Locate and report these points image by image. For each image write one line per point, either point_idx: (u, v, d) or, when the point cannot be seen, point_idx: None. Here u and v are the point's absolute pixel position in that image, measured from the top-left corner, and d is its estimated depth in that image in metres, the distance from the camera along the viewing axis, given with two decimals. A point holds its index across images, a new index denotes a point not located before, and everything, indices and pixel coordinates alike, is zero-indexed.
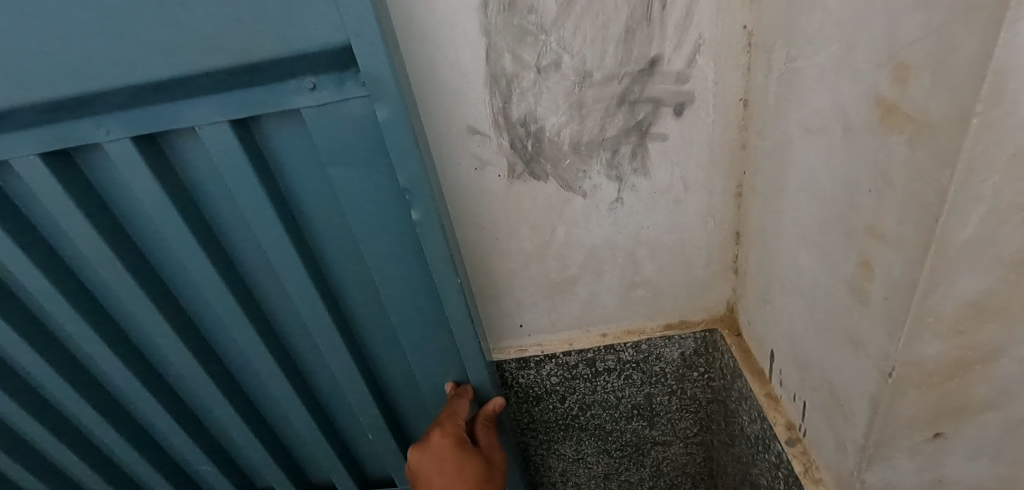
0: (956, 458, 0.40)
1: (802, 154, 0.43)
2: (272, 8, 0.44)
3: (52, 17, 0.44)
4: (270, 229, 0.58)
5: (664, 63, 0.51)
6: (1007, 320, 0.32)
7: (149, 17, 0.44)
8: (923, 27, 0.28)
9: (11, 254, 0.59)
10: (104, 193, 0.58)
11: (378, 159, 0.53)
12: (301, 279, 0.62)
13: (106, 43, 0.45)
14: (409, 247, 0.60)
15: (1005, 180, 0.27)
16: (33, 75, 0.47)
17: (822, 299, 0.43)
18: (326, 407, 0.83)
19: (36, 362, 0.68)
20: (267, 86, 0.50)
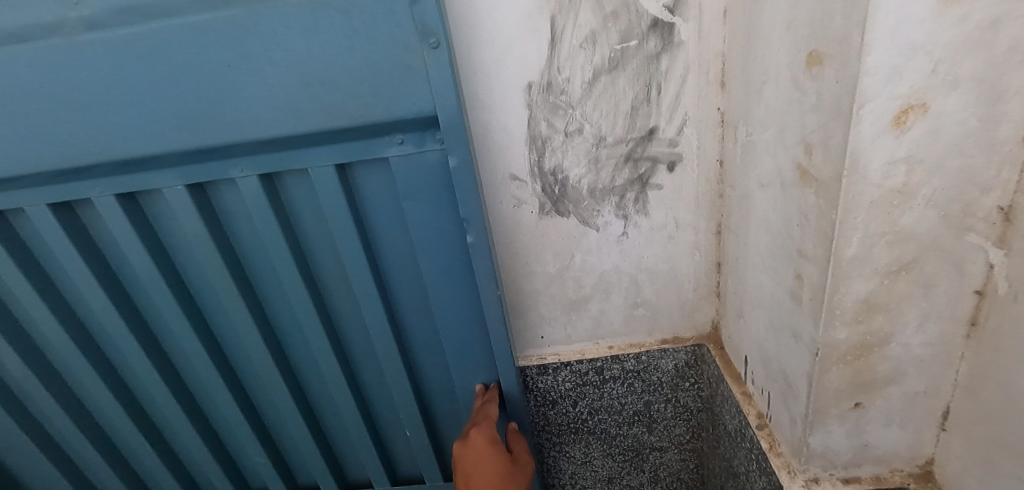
0: (873, 423, 0.54)
1: (759, 201, 0.60)
2: (381, 89, 0.63)
3: (230, 89, 0.64)
4: (348, 244, 0.76)
5: (660, 132, 0.69)
6: (887, 313, 0.47)
7: (295, 91, 0.64)
8: (816, 124, 0.45)
9: (139, 255, 0.79)
10: (221, 212, 0.78)
11: (444, 196, 0.71)
12: (366, 285, 0.80)
13: (262, 107, 0.65)
14: (457, 264, 0.77)
15: (868, 217, 0.43)
16: (206, 126, 0.67)
17: (775, 307, 0.59)
18: (366, 400, 0.99)
19: (133, 342, 0.88)
20: (365, 141, 0.68)
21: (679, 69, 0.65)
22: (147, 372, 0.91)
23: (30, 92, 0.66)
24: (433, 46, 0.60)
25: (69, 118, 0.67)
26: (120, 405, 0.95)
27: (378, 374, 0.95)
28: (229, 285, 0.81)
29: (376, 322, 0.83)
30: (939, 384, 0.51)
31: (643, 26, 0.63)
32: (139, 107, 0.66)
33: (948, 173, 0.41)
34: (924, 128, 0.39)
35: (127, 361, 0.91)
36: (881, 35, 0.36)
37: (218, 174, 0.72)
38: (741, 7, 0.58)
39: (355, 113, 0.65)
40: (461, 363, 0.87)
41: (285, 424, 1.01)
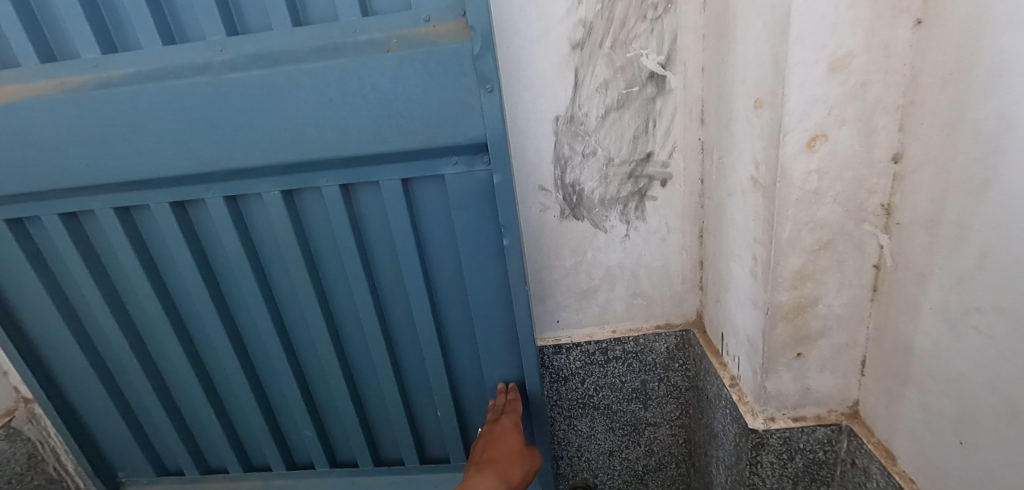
0: (812, 370, 0.73)
1: (727, 206, 0.80)
2: (445, 123, 0.85)
3: (330, 120, 0.86)
4: (404, 237, 0.98)
5: (655, 155, 0.90)
6: (814, 280, 0.67)
7: (380, 123, 0.86)
8: (759, 147, 0.66)
9: (232, 241, 1.03)
10: (302, 212, 1.02)
11: (486, 205, 0.93)
12: (415, 270, 1.02)
13: (351, 134, 0.87)
14: (491, 257, 0.98)
15: (796, 211, 0.63)
16: (307, 146, 0.89)
17: (740, 285, 0.79)
18: (402, 374, 1.18)
19: (212, 310, 1.11)
20: (426, 161, 0.91)
21: (669, 109, 0.87)
22: (221, 341, 1.14)
23: (180, 114, 0.89)
24: (488, 91, 0.81)
25: (206, 133, 0.90)
26: (195, 365, 1.17)
27: (416, 349, 1.15)
28: (301, 270, 1.05)
29: (419, 304, 1.05)
30: (857, 338, 0.70)
31: (643, 77, 0.85)
32: (257, 128, 0.88)
33: (846, 180, 0.61)
34: (827, 150, 0.60)
35: (208, 329, 1.13)
36: (795, 89, 0.57)
37: (311, 181, 0.95)
38: (713, 65, 0.80)
39: (422, 142, 0.87)
40: (489, 341, 1.06)
41: (332, 391, 1.21)
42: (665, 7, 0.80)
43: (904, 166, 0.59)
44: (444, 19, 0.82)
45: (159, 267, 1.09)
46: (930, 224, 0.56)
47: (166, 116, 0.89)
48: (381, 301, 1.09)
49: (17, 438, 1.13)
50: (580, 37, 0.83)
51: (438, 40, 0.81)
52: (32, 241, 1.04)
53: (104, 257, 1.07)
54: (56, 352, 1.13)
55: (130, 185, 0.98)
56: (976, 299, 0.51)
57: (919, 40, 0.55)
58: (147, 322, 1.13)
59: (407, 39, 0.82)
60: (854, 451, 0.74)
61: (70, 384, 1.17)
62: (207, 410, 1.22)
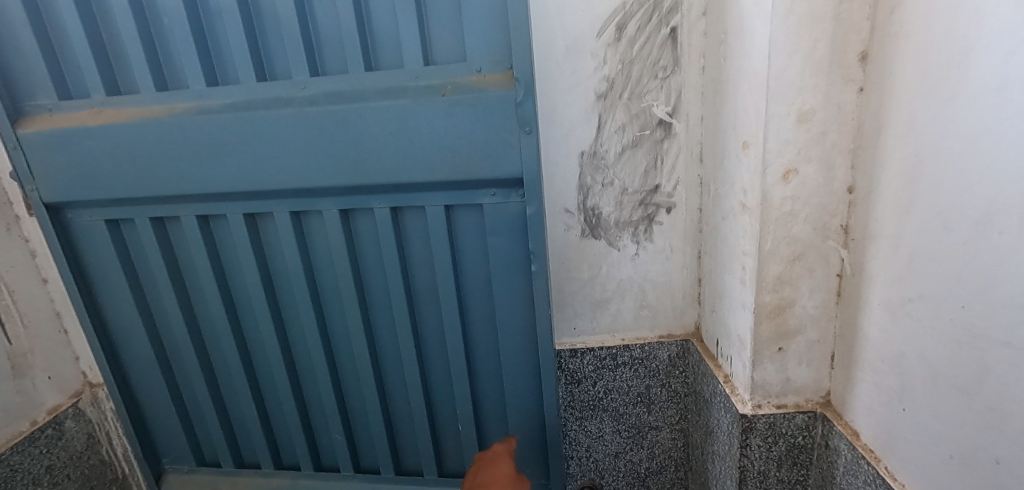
0: (791, 362, 0.88)
1: (722, 229, 0.98)
2: (488, 158, 0.91)
3: (384, 149, 0.93)
4: (444, 265, 1.03)
5: (661, 187, 1.09)
6: (792, 285, 0.84)
7: (429, 155, 0.92)
8: (746, 178, 0.84)
9: (293, 254, 1.08)
10: (355, 232, 1.05)
11: (520, 237, 0.99)
12: (449, 291, 1.05)
13: (401, 163, 0.93)
14: (519, 288, 1.03)
15: (775, 227, 0.81)
16: (359, 172, 0.95)
17: (732, 293, 0.95)
18: (431, 401, 1.19)
19: (268, 324, 1.15)
20: (468, 192, 0.97)
21: (674, 149, 1.06)
22: (274, 353, 1.18)
23: (246, 135, 0.96)
24: (527, 133, 0.88)
25: (265, 154, 0.97)
26: (237, 373, 1.22)
27: (447, 379, 1.16)
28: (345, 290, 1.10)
29: (453, 329, 1.08)
30: (826, 335, 0.87)
31: (654, 123, 1.04)
32: (314, 152, 0.95)
33: (813, 204, 0.80)
34: (797, 182, 0.78)
35: (257, 337, 1.21)
36: (772, 133, 0.76)
37: (360, 208, 1.01)
38: (710, 115, 1.00)
39: (466, 176, 0.93)
40: (516, 366, 1.10)
41: (366, 413, 1.23)
42: (673, 69, 1.01)
43: (856, 195, 0.78)
44: (495, 70, 0.90)
45: (226, 275, 1.15)
46: (874, 238, 0.74)
47: (236, 142, 0.97)
48: (419, 324, 1.12)
49: (81, 418, 1.24)
50: (604, 89, 1.03)
51: (487, 88, 0.88)
52: (123, 241, 1.15)
53: (180, 259, 1.15)
54: (125, 343, 1.24)
55: (199, 203, 1.06)
56: (907, 291, 0.68)
57: (862, 101, 0.74)
58: (207, 324, 1.20)
59: (459, 85, 0.90)
60: (828, 433, 0.88)
61: (132, 373, 1.28)
62: (250, 412, 1.27)
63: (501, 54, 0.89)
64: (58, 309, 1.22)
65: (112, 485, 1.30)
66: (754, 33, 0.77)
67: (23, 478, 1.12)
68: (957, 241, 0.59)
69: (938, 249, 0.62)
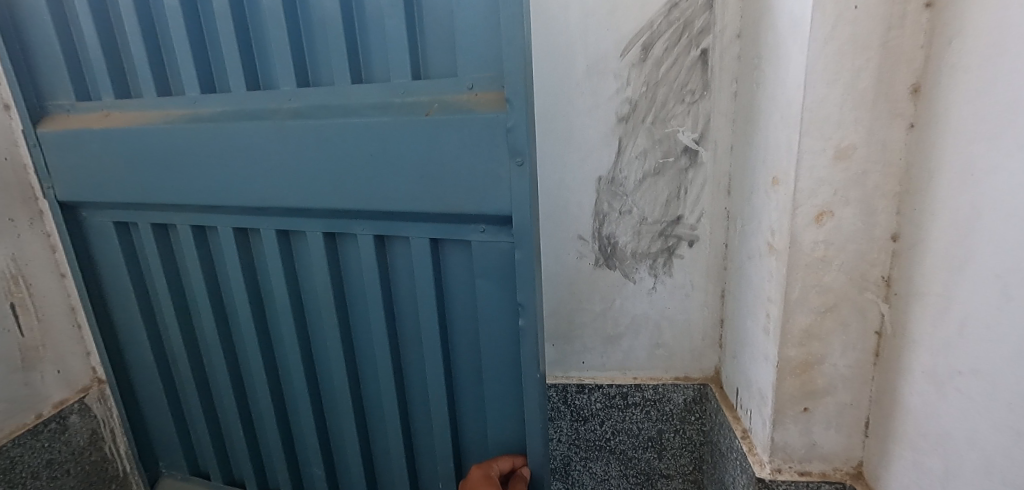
0: (818, 426, 0.79)
1: (747, 268, 0.89)
2: (474, 191, 0.83)
3: (368, 173, 0.88)
4: (428, 299, 0.96)
5: (684, 219, 1.01)
6: (822, 340, 0.75)
7: (413, 183, 0.86)
8: (774, 217, 0.76)
9: (277, 270, 1.07)
10: (343, 251, 1.02)
11: (508, 282, 0.91)
12: (433, 326, 0.98)
13: (385, 188, 0.88)
14: (507, 334, 0.95)
15: (804, 275, 0.72)
16: (344, 195, 0.91)
17: (755, 342, 0.86)
18: (412, 439, 1.13)
19: (252, 335, 1.15)
20: (457, 226, 0.90)
21: (700, 179, 0.98)
22: (258, 368, 1.18)
23: (239, 150, 0.96)
24: (518, 164, 0.79)
25: (258, 170, 0.96)
26: (224, 383, 1.23)
27: (428, 418, 1.09)
28: (333, 310, 1.06)
29: (434, 366, 1.02)
30: (860, 399, 0.77)
31: (678, 150, 0.97)
32: (303, 171, 0.92)
33: (849, 252, 0.71)
34: (831, 226, 0.70)
35: (240, 351, 1.20)
36: (805, 171, 0.68)
37: (349, 228, 0.97)
38: (740, 145, 0.92)
39: (451, 204, 0.86)
40: (502, 418, 1.01)
41: (346, 444, 1.18)
42: (701, 94, 0.94)
43: (900, 244, 0.68)
44: (487, 88, 0.83)
45: (223, 287, 1.16)
46: (920, 296, 0.65)
47: (232, 152, 0.96)
48: (403, 357, 1.06)
49: (86, 413, 1.28)
50: (626, 111, 0.96)
51: (476, 108, 0.81)
52: (130, 242, 1.19)
53: (180, 264, 1.18)
54: (131, 341, 1.28)
55: (198, 210, 1.07)
56: (958, 363, 0.58)
57: (912, 139, 0.66)
58: (209, 331, 1.20)
59: (448, 104, 0.84)
60: None
61: (138, 372, 1.31)
62: (238, 426, 1.26)
63: (493, 71, 0.82)
64: (72, 304, 1.26)
65: (110, 482, 1.33)
66: (789, 59, 0.70)
67: (21, 471, 1.14)
68: (1019, 310, 0.50)
69: (999, 319, 0.52)
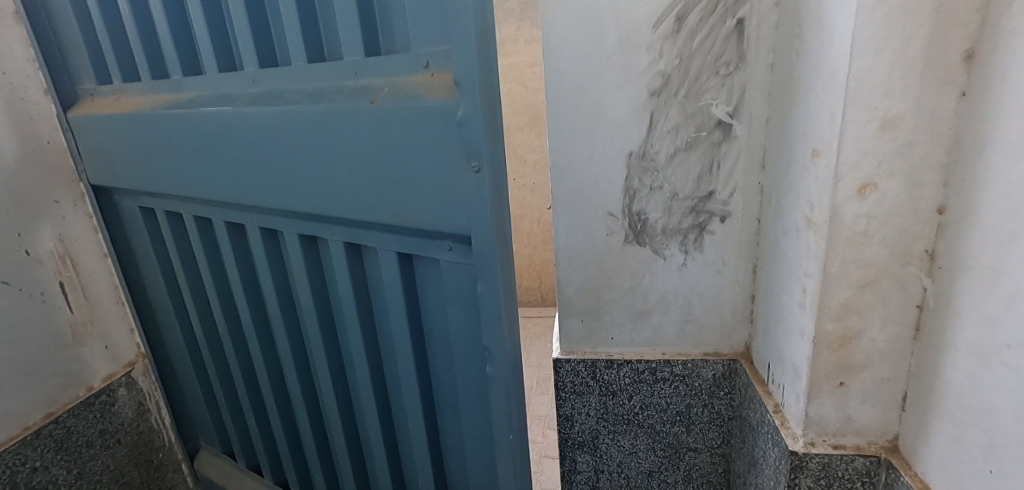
0: (855, 400, 0.79)
1: (784, 242, 0.87)
2: (431, 203, 0.89)
3: (339, 179, 0.97)
4: (397, 309, 1.05)
5: (717, 194, 1.00)
6: (860, 315, 0.74)
7: (377, 193, 0.94)
8: (815, 189, 0.74)
9: (269, 266, 1.20)
10: (325, 258, 1.13)
11: (471, 307, 0.96)
12: (405, 334, 1.06)
13: (355, 195, 0.96)
14: (472, 352, 1.01)
15: (845, 248, 0.71)
16: (320, 198, 1.01)
17: (789, 317, 0.86)
18: (394, 430, 1.24)
19: (250, 320, 1.30)
20: (423, 239, 0.95)
21: (733, 153, 0.97)
22: (259, 355, 1.34)
23: (233, 154, 1.09)
24: (475, 171, 0.84)
25: (249, 173, 1.09)
26: (235, 367, 1.40)
27: (404, 413, 1.18)
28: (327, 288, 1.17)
29: (408, 373, 1.10)
30: (898, 373, 0.76)
31: (711, 124, 0.96)
32: (286, 176, 1.04)
33: (892, 225, 0.70)
34: (874, 198, 0.69)
35: (241, 337, 1.38)
36: (849, 142, 0.67)
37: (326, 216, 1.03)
38: (777, 117, 0.90)
39: (411, 192, 0.90)
40: (471, 430, 1.09)
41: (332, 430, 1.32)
42: (737, 65, 0.92)
43: (947, 217, 0.67)
44: (440, 69, 0.84)
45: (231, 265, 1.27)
46: (965, 268, 0.64)
47: (234, 138, 1.07)
48: (382, 355, 1.15)
49: (132, 386, 1.45)
50: (657, 85, 0.95)
51: (426, 94, 0.84)
52: (153, 228, 1.35)
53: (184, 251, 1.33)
54: (158, 318, 1.47)
55: (206, 197, 1.18)
56: (1006, 338, 0.57)
57: (963, 108, 0.63)
58: (230, 302, 1.33)
59: (401, 87, 0.88)
60: (893, 482, 0.78)
61: (173, 345, 1.48)
62: (248, 404, 1.44)
63: (443, 46, 0.83)
64: (116, 283, 1.43)
65: (157, 450, 1.52)
66: (835, 25, 0.67)
67: (77, 440, 1.32)
68: None
69: None
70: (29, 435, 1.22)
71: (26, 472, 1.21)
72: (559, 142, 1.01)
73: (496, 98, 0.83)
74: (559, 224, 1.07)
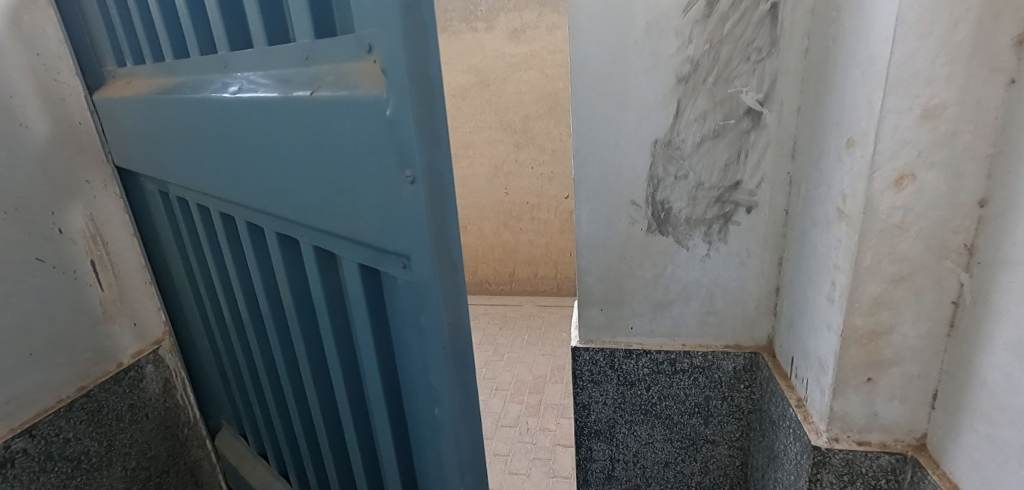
0: (882, 396, 0.77)
1: (814, 235, 0.85)
2: (371, 211, 0.64)
3: (283, 173, 0.75)
4: (362, 337, 0.80)
5: (744, 184, 0.98)
6: (892, 309, 0.72)
7: (319, 192, 0.70)
8: (849, 180, 0.72)
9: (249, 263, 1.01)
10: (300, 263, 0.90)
11: (429, 348, 0.70)
12: (374, 369, 0.81)
13: (299, 194, 0.74)
14: (430, 404, 0.74)
15: (878, 240, 0.70)
16: (269, 193, 0.80)
17: (816, 311, 0.84)
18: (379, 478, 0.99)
19: (249, 319, 1.13)
20: (377, 256, 0.70)
21: (762, 142, 0.94)
22: (263, 357, 1.17)
23: (198, 135, 0.93)
24: (409, 181, 0.58)
25: (212, 159, 0.92)
26: (247, 363, 1.26)
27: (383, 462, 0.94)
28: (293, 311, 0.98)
29: (380, 415, 0.85)
30: (929, 370, 0.74)
31: (740, 112, 0.93)
32: (241, 166, 0.84)
33: (930, 218, 0.67)
34: (911, 189, 0.66)
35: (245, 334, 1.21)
36: (887, 131, 0.65)
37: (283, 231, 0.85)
38: (810, 104, 0.87)
39: (349, 220, 0.68)
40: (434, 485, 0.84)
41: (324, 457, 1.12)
42: (769, 51, 0.89)
43: (989, 210, 0.64)
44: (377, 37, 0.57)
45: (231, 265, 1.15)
46: (1006, 264, 0.61)
47: (201, 128, 0.91)
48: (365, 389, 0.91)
49: (160, 363, 1.41)
50: (685, 71, 0.93)
51: (360, 82, 0.59)
52: (169, 206, 1.27)
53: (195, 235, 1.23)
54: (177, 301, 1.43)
55: (185, 181, 1.05)
56: None
57: (1012, 96, 0.60)
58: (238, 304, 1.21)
59: (340, 70, 0.62)
60: (919, 481, 0.76)
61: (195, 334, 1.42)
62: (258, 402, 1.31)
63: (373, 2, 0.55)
64: None
65: (182, 427, 1.48)
66: (879, 5, 0.64)
67: (109, 414, 1.27)
68: None
69: None
70: (64, 407, 1.17)
71: (59, 444, 1.17)
72: (582, 128, 1.00)
73: (434, 86, 0.57)
74: (580, 212, 1.06)
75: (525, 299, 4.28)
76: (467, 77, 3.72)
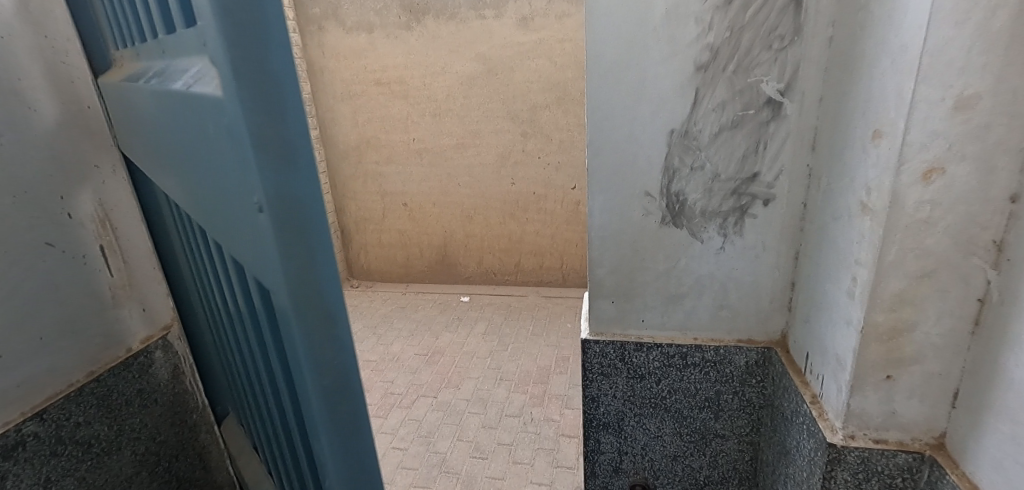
0: (901, 395, 0.76)
1: (834, 230, 0.83)
2: (247, 240, 0.53)
3: (189, 183, 0.66)
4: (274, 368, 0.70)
5: (761, 176, 0.95)
6: (914, 306, 0.71)
7: (215, 210, 0.60)
8: (874, 173, 0.71)
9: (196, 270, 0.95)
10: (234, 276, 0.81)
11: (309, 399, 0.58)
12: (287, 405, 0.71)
13: (204, 208, 0.65)
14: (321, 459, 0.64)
15: (904, 235, 0.68)
16: (188, 203, 0.71)
17: (835, 307, 0.83)
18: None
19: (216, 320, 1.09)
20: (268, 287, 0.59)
21: (781, 133, 0.92)
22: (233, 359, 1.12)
23: (136, 133, 0.85)
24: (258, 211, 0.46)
25: (149, 158, 0.84)
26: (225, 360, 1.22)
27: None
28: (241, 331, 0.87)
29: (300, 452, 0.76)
30: (951, 369, 0.73)
31: (760, 102, 0.91)
32: (165, 170, 0.76)
33: (958, 213, 0.66)
34: (940, 183, 0.64)
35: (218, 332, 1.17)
36: (917, 123, 0.63)
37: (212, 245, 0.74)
38: (832, 94, 0.84)
39: (237, 241, 0.57)
40: None
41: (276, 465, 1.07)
42: (792, 39, 0.86)
43: (1021, 205, 0.62)
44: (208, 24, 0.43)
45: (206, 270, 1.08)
46: None
47: (134, 123, 0.83)
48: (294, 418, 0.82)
49: (168, 348, 1.26)
50: (705, 59, 0.90)
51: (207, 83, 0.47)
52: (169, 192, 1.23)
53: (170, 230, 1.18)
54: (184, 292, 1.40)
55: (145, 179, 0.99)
56: None
57: None
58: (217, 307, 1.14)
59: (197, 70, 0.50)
60: (936, 481, 0.75)
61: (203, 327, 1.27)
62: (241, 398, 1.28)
63: None
64: None
65: (192, 412, 1.33)
66: None
67: (118, 398, 1.14)
68: None
69: None
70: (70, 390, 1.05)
71: (65, 430, 1.04)
72: (597, 118, 0.98)
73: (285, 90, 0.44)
74: (593, 203, 1.04)
75: (530, 290, 4.28)
76: (477, 66, 3.70)
